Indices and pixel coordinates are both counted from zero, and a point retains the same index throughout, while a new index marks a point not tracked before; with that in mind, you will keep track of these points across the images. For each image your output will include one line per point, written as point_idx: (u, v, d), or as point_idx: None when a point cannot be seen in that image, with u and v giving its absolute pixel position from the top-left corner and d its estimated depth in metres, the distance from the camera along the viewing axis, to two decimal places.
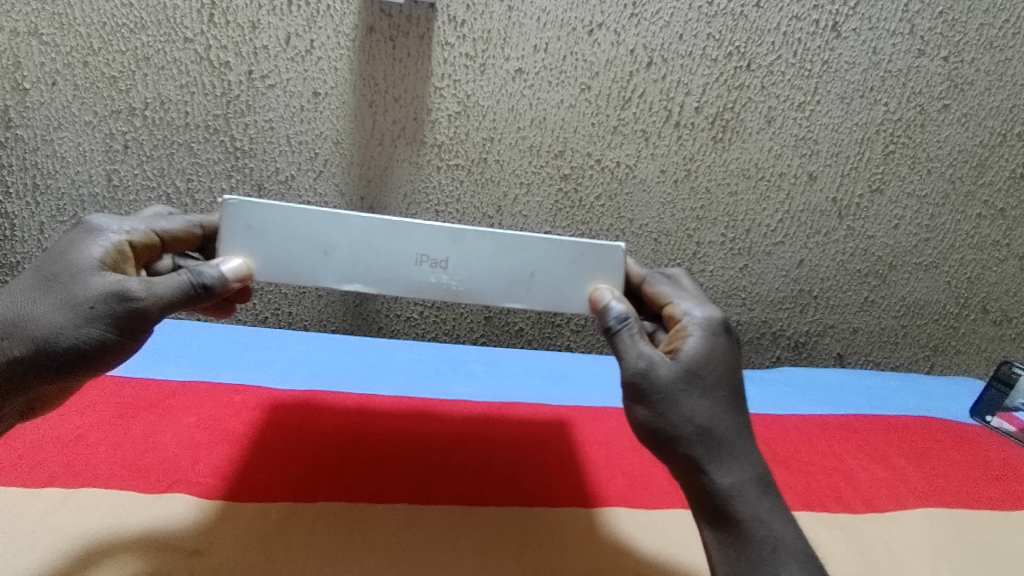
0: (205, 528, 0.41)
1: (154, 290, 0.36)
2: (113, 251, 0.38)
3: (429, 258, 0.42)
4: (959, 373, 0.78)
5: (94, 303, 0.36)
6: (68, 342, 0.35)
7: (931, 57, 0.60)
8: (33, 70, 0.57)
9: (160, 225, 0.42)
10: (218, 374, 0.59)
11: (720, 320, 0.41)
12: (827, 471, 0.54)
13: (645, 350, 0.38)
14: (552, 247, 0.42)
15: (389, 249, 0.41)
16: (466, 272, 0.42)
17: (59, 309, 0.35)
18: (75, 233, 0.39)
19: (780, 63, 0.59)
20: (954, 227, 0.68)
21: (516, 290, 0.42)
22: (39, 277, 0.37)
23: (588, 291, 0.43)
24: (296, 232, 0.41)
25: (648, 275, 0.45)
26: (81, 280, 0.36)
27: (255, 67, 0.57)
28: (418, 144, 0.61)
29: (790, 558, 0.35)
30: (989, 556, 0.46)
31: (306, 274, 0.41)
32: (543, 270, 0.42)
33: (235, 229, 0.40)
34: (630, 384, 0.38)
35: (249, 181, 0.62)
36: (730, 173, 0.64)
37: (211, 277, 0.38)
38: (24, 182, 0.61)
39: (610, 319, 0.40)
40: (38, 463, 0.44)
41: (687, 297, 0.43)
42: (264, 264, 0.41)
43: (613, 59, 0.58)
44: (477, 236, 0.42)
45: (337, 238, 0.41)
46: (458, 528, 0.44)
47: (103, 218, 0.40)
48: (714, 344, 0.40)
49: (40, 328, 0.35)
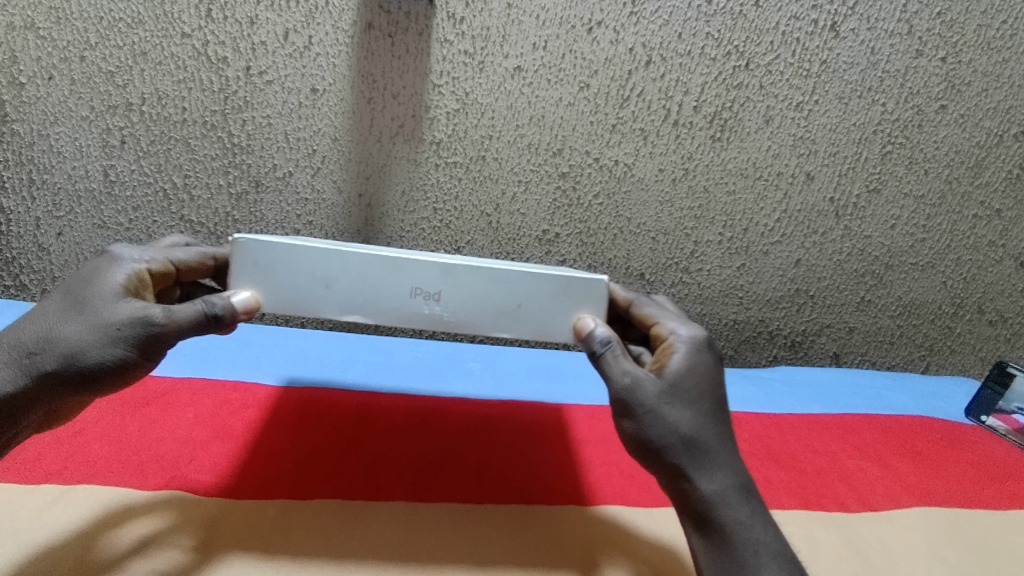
0: (208, 526, 0.40)
1: (174, 317, 0.36)
2: (134, 278, 0.39)
3: (423, 291, 0.41)
4: (954, 372, 0.79)
5: (119, 326, 0.35)
6: (93, 360, 0.35)
7: (929, 58, 0.60)
8: (29, 64, 0.57)
9: (175, 256, 0.43)
10: (213, 370, 0.59)
11: (704, 337, 0.41)
12: (821, 471, 0.55)
13: (629, 367, 0.39)
14: (542, 279, 0.42)
15: (385, 282, 0.41)
16: (458, 304, 0.42)
17: (87, 329, 0.35)
18: (98, 260, 0.39)
19: (779, 62, 0.59)
20: (951, 227, 0.68)
21: (506, 320, 0.42)
22: (68, 299, 0.37)
23: (573, 321, 0.42)
24: (299, 267, 0.40)
25: (635, 297, 0.45)
26: (108, 304, 0.36)
27: (253, 63, 0.57)
28: (417, 142, 0.61)
29: (772, 561, 0.35)
30: (982, 555, 0.46)
31: (309, 308, 0.41)
32: (531, 301, 0.42)
33: (243, 267, 0.40)
34: (615, 400, 0.38)
35: (247, 177, 0.62)
36: (728, 172, 0.64)
37: (222, 307, 0.37)
38: (20, 177, 0.61)
39: (594, 342, 0.40)
40: (39, 459, 0.44)
41: (673, 317, 0.44)
42: (273, 297, 0.41)
43: (613, 58, 0.58)
44: (469, 270, 0.41)
45: (338, 271, 0.41)
46: (456, 524, 0.43)
47: (125, 248, 0.40)
48: (699, 360, 0.40)
49: (69, 345, 0.35)
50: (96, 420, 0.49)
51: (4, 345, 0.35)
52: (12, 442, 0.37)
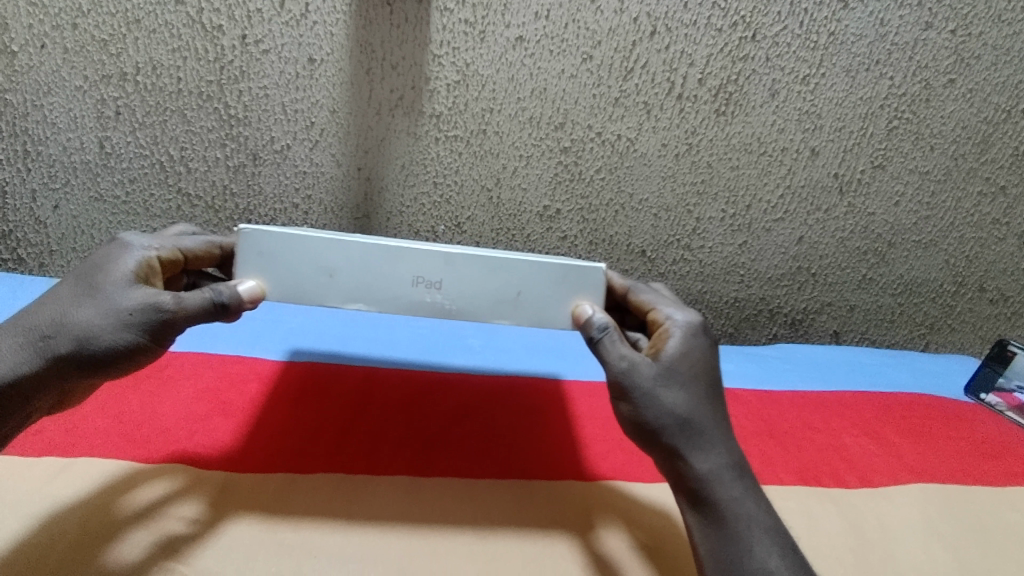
0: (211, 497, 0.41)
1: (183, 303, 0.36)
2: (145, 265, 0.38)
3: (424, 279, 0.41)
4: (953, 351, 0.79)
5: (131, 311, 0.35)
6: (103, 344, 0.35)
7: (938, 30, 0.58)
8: (21, 31, 0.55)
9: (184, 244, 0.42)
10: (213, 344, 0.59)
11: (700, 323, 0.42)
12: (820, 447, 0.55)
13: (627, 351, 0.39)
14: (541, 267, 0.42)
15: (386, 272, 0.41)
16: (459, 293, 0.41)
17: (99, 313, 0.35)
18: (108, 247, 0.39)
19: (786, 34, 0.58)
20: (955, 204, 0.67)
21: (505, 309, 0.42)
22: (79, 284, 0.36)
23: (571, 309, 0.42)
24: (302, 257, 0.40)
25: (632, 284, 0.45)
26: (119, 290, 0.36)
27: (249, 31, 0.56)
28: (417, 115, 0.60)
29: (765, 536, 0.35)
30: (977, 531, 0.47)
31: (313, 297, 0.41)
32: (529, 289, 0.42)
33: (247, 257, 0.40)
34: (612, 383, 0.38)
35: (244, 150, 0.61)
36: (731, 148, 0.63)
37: (228, 295, 0.38)
38: (14, 148, 0.60)
39: (592, 328, 0.40)
40: (40, 434, 0.44)
41: (669, 303, 0.44)
42: (278, 287, 0.41)
43: (616, 28, 0.57)
44: (469, 259, 0.41)
45: (340, 260, 0.40)
46: (458, 496, 0.44)
47: (134, 236, 0.40)
48: (695, 345, 0.40)
49: (82, 329, 0.35)
50: (99, 394, 0.49)
51: (18, 329, 0.35)
52: (24, 426, 0.37)
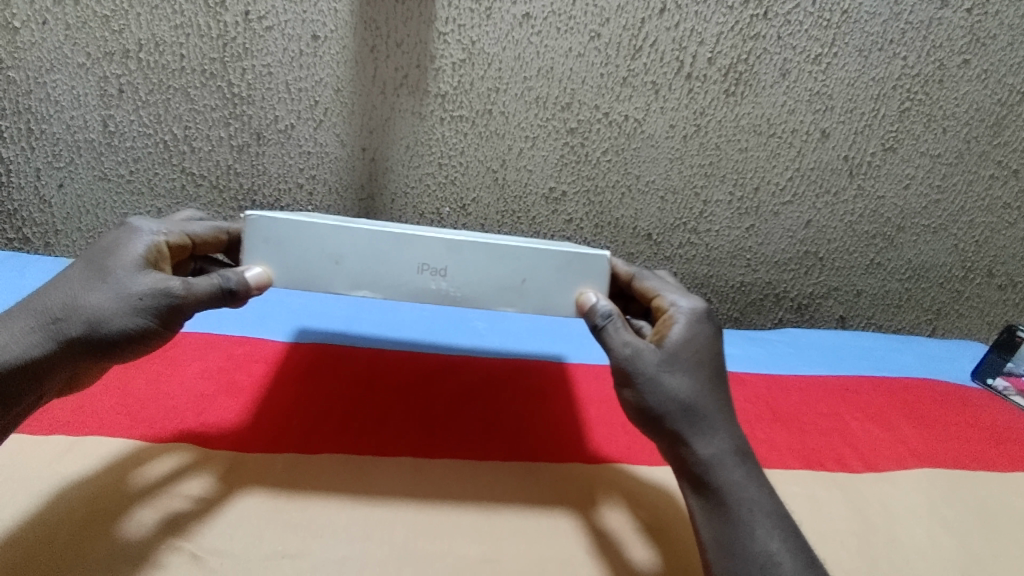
0: (219, 474, 0.41)
1: (192, 289, 0.36)
2: (153, 250, 0.38)
3: (429, 266, 0.41)
4: (960, 336, 0.79)
5: (141, 296, 0.35)
6: (113, 327, 0.35)
7: (954, 9, 0.57)
8: (22, 7, 0.55)
9: (191, 229, 0.42)
10: (220, 325, 0.59)
11: (704, 310, 0.41)
12: (825, 431, 0.55)
13: (631, 339, 0.39)
14: (546, 254, 0.41)
15: (392, 258, 0.41)
16: (464, 280, 0.41)
17: (110, 297, 0.35)
18: (117, 232, 0.39)
19: (799, 12, 0.57)
20: (966, 188, 0.67)
21: (510, 296, 0.42)
22: (89, 267, 0.36)
23: (576, 296, 0.42)
24: (308, 243, 0.40)
25: (637, 271, 0.45)
26: (128, 275, 0.36)
27: (252, 8, 0.55)
28: (422, 94, 0.59)
29: (767, 519, 0.35)
30: (980, 515, 0.47)
31: (319, 283, 0.41)
32: (534, 277, 0.41)
33: (254, 243, 0.40)
34: (616, 370, 0.38)
35: (248, 129, 0.61)
36: (740, 129, 0.62)
37: (236, 281, 0.38)
38: (18, 127, 0.60)
39: (597, 316, 0.40)
40: (49, 412, 0.45)
41: (674, 289, 0.44)
42: (284, 273, 0.40)
43: (625, 5, 0.56)
44: (474, 246, 0.41)
45: (346, 246, 0.40)
46: (464, 475, 0.44)
47: (142, 220, 0.40)
48: (699, 331, 0.40)
49: (92, 312, 0.35)
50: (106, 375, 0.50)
51: (25, 311, 0.35)
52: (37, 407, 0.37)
